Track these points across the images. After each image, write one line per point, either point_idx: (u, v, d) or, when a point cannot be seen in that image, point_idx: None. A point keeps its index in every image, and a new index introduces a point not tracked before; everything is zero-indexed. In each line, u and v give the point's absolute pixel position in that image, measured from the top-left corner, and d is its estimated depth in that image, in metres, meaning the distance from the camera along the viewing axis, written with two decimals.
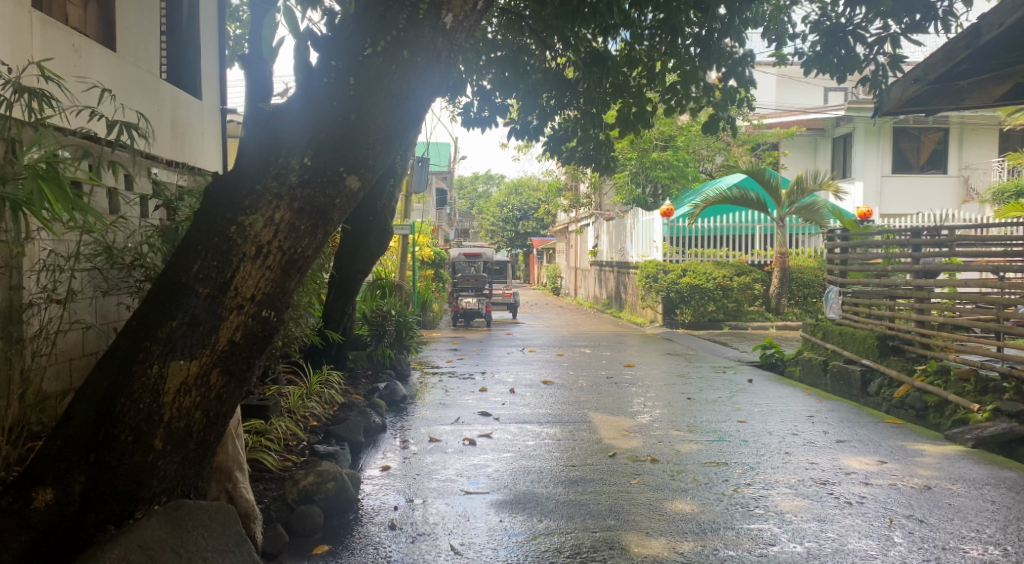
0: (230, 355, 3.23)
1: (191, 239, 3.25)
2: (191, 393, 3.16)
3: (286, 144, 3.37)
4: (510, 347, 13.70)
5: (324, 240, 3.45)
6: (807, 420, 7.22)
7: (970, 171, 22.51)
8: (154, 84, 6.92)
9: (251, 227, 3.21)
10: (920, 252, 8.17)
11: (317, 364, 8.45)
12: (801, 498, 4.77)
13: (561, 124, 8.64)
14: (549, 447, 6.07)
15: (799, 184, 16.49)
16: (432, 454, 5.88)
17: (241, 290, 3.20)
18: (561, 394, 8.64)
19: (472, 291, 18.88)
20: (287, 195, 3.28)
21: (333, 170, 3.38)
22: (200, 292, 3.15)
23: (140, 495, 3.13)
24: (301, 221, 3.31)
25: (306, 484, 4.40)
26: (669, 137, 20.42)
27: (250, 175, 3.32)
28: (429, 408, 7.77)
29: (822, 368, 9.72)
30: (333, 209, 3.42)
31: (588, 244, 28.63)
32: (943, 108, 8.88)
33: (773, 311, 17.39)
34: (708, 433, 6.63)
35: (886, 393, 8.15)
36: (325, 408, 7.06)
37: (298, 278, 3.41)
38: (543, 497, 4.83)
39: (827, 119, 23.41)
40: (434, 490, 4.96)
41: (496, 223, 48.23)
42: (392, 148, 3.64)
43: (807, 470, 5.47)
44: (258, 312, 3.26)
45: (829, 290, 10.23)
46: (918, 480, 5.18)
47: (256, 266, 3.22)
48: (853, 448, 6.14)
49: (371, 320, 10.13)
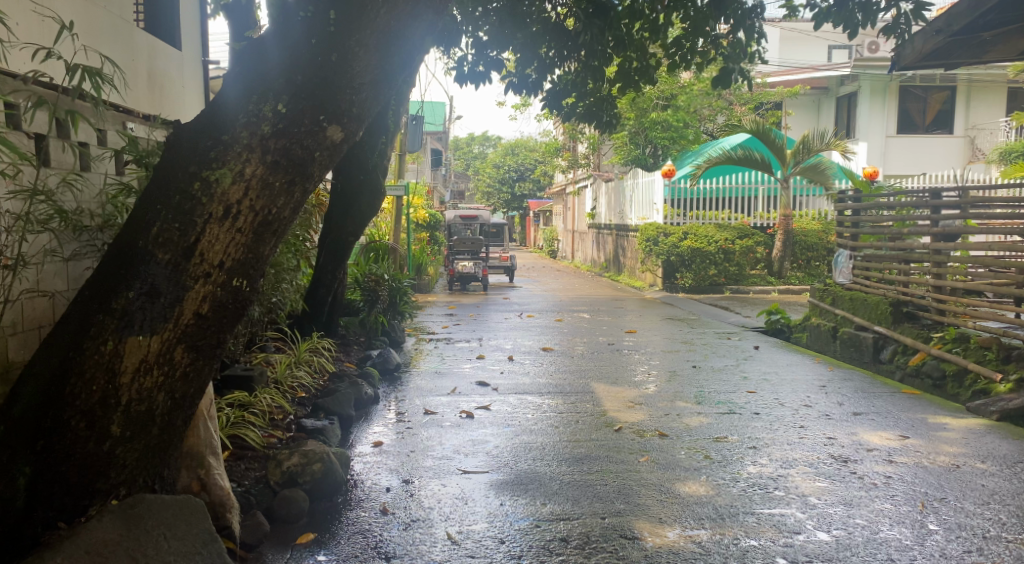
0: (197, 329, 2.85)
1: (149, 197, 2.85)
2: (153, 372, 2.78)
3: (258, 87, 2.94)
4: (507, 312, 13.32)
5: (303, 198, 3.05)
6: (819, 390, 6.89)
7: (977, 131, 22.00)
8: (126, 32, 6.44)
9: (218, 183, 2.81)
10: (940, 216, 7.73)
11: (306, 331, 8.09)
12: (823, 479, 4.45)
13: (560, 78, 8.18)
14: (552, 420, 5.74)
15: (806, 144, 16.08)
16: (427, 429, 5.54)
17: (207, 257, 2.81)
18: (561, 362, 8.31)
19: (468, 254, 18.40)
20: (260, 147, 2.87)
21: (312, 118, 2.96)
22: (160, 259, 2.75)
23: (96, 487, 2.78)
24: (276, 177, 2.91)
25: (291, 465, 4.07)
26: (670, 96, 19.78)
27: (217, 124, 2.90)
28: (425, 378, 7.42)
29: (831, 335, 9.40)
30: (312, 163, 3.01)
31: (587, 206, 28.10)
32: (962, 62, 8.43)
33: (775, 275, 17.06)
34: (717, 405, 6.29)
35: (900, 360, 7.84)
36: (314, 378, 6.70)
37: (274, 242, 3.02)
38: (546, 477, 4.50)
39: (831, 77, 22.84)
40: (429, 469, 4.62)
41: (492, 184, 47.55)
42: (380, 94, 3.22)
43: (825, 446, 5.15)
44: (228, 281, 2.87)
45: (839, 253, 9.86)
46: (945, 458, 4.87)
47: (225, 228, 2.83)
48: (871, 421, 5.83)
49: (363, 284, 9.75)
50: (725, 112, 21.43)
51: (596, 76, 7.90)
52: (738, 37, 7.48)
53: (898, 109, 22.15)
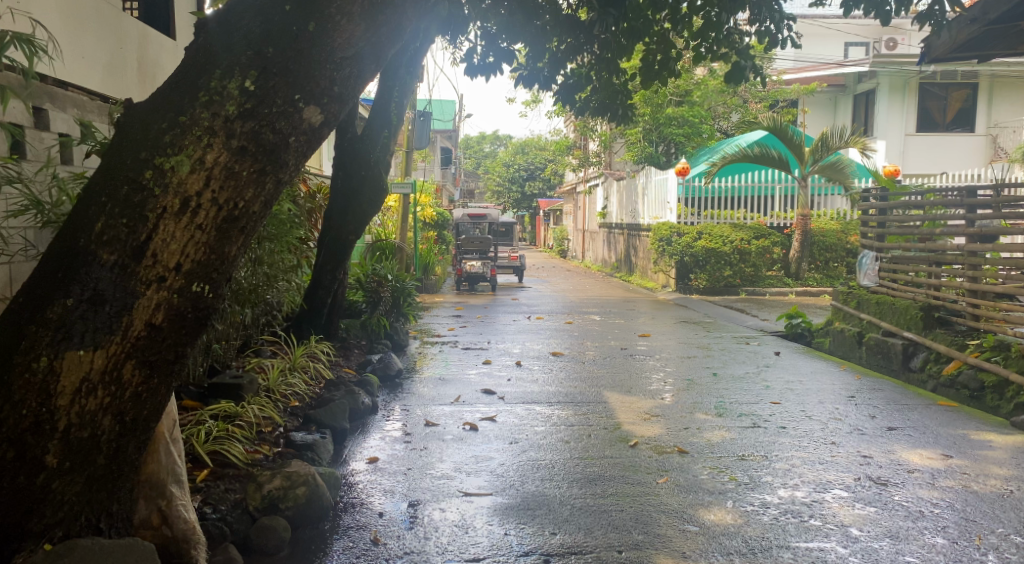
0: (150, 344, 2.44)
1: (94, 188, 2.46)
2: (96, 393, 2.39)
3: (221, 61, 2.52)
4: (515, 314, 12.86)
5: (276, 189, 2.65)
6: (848, 402, 6.43)
7: (999, 129, 21.44)
8: (114, 18, 6.06)
9: (174, 171, 2.41)
10: (976, 215, 7.24)
11: (303, 334, 7.69)
12: (863, 506, 4.01)
13: (573, 71, 7.84)
14: (563, 435, 5.32)
15: (824, 141, 15.61)
16: (428, 443, 5.13)
17: (161, 258, 2.40)
18: (572, 369, 7.87)
19: (476, 254, 17.88)
20: (223, 130, 2.46)
21: (285, 97, 2.55)
22: (104, 261, 2.36)
23: (27, 528, 2.40)
24: (242, 165, 2.50)
25: (272, 489, 3.68)
26: (685, 92, 19.33)
27: (174, 102, 2.49)
28: (427, 385, 7.01)
29: (856, 341, 8.92)
30: (286, 150, 2.60)
31: (598, 206, 27.71)
32: (998, 54, 7.96)
33: (792, 276, 16.56)
34: (740, 418, 5.85)
35: (933, 369, 7.38)
36: (308, 386, 6.28)
37: (243, 242, 2.61)
38: (556, 501, 4.07)
39: (849, 75, 22.30)
40: (427, 490, 4.21)
41: (502, 184, 47.22)
42: (366, 69, 2.79)
43: (862, 466, 4.70)
44: (187, 286, 2.46)
45: (864, 255, 9.39)
46: (996, 481, 4.43)
47: (181, 225, 2.42)
48: (908, 437, 5.38)
49: (365, 285, 9.36)
50: (739, 110, 20.94)
51: (610, 68, 7.53)
52: (766, 28, 7.11)
53: (917, 107, 21.62)
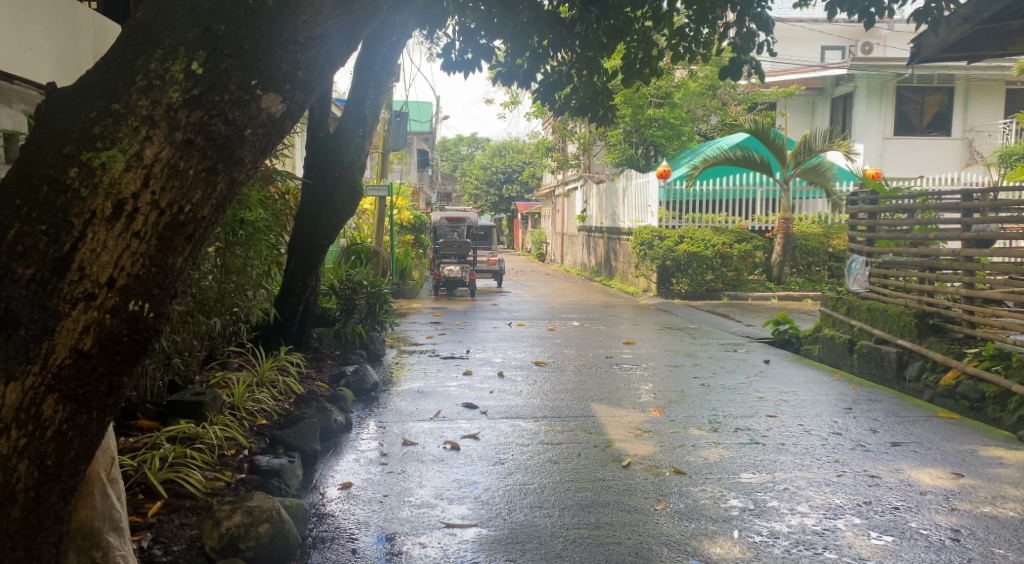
0: (76, 374, 2.06)
1: (9, 187, 2.06)
2: (10, 433, 2.01)
3: (163, 38, 2.14)
4: (495, 320, 12.50)
5: (230, 190, 2.28)
6: (846, 414, 6.15)
7: (976, 133, 21.45)
8: (68, 9, 5.59)
9: (106, 168, 2.02)
10: (971, 219, 6.98)
11: (272, 344, 7.27)
12: (880, 535, 3.71)
13: (554, 69, 7.47)
14: (550, 455, 4.96)
15: (807, 143, 15.45)
16: (406, 465, 4.75)
17: (90, 272, 2.02)
18: (556, 379, 7.51)
19: (455, 257, 17.45)
20: (166, 120, 2.08)
21: (240, 82, 2.18)
22: (18, 275, 1.97)
23: None
24: (189, 161, 2.13)
25: (231, 526, 3.30)
26: (665, 93, 19.11)
27: (105, 87, 2.11)
28: (404, 399, 6.62)
29: (847, 348, 8.67)
30: (242, 145, 2.24)
31: (576, 209, 27.44)
32: (988, 54, 7.74)
33: (774, 281, 16.35)
34: (736, 433, 5.55)
35: (930, 379, 7.12)
36: (277, 401, 5.88)
37: (191, 252, 2.24)
38: (548, 533, 3.71)
39: (826, 78, 22.26)
40: (406, 522, 3.84)
41: (480, 186, 46.88)
42: (333, 53, 2.45)
43: (872, 488, 4.40)
44: (122, 305, 2.08)
45: (854, 259, 9.17)
46: (1014, 504, 4.15)
47: (114, 233, 2.03)
48: (914, 453, 5.10)
49: (339, 291, 8.95)
50: (719, 112, 20.77)
51: (591, 67, 7.19)
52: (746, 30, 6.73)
53: (895, 111, 21.60)
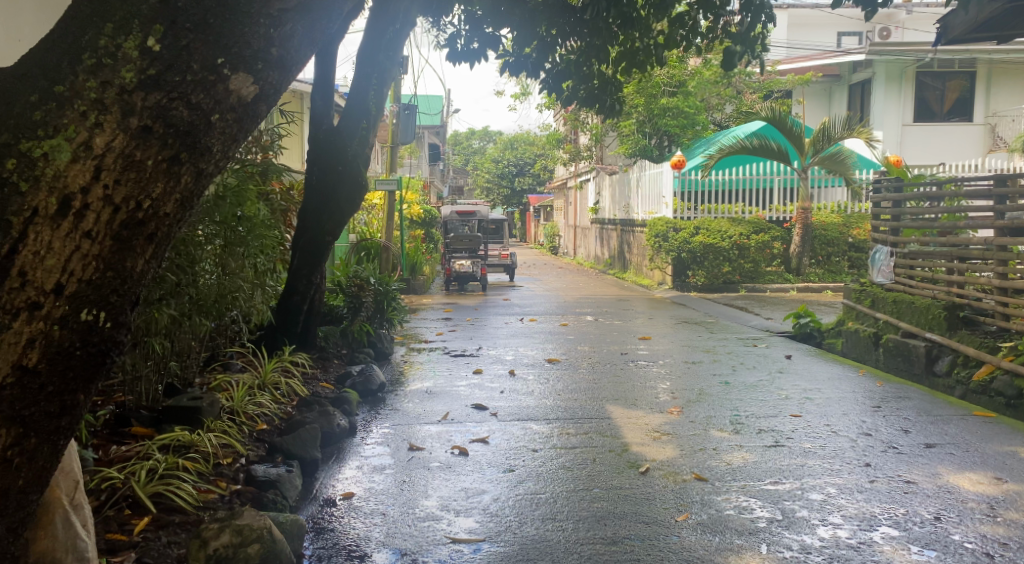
0: (21, 392, 1.82)
1: None
2: None
3: (113, 11, 1.88)
4: (507, 316, 12.26)
5: (197, 183, 2.03)
6: (874, 413, 5.85)
7: (998, 119, 20.90)
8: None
9: (50, 159, 1.77)
10: (1003, 207, 6.63)
11: (276, 344, 7.06)
12: (921, 549, 3.41)
13: (562, 59, 7.16)
14: (563, 461, 4.70)
15: (825, 131, 15.04)
16: (412, 472, 4.51)
17: (33, 278, 1.77)
18: (569, 378, 7.25)
19: (466, 252, 17.20)
20: (118, 103, 1.82)
21: (204, 59, 1.93)
22: None
23: None
24: (147, 150, 1.87)
25: (218, 547, 3.08)
26: (679, 82, 18.73)
27: (49, 68, 1.85)
28: (412, 400, 6.38)
29: (872, 342, 8.34)
30: (208, 132, 1.99)
31: (589, 201, 27.15)
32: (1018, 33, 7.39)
33: (793, 272, 16.01)
34: (760, 435, 5.27)
35: (962, 374, 6.79)
36: (279, 404, 5.66)
37: (154, 254, 1.99)
38: (560, 550, 3.44)
39: (843, 64, 21.78)
40: (410, 537, 3.59)
41: (492, 179, 46.63)
42: (310, 27, 2.19)
43: (909, 495, 4.11)
44: (72, 315, 1.83)
45: (878, 250, 8.79)
46: None
47: (61, 234, 1.78)
48: (951, 456, 4.79)
49: (345, 288, 8.72)
50: (734, 101, 20.38)
51: (600, 56, 6.89)
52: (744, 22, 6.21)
53: (915, 97, 21.10)
